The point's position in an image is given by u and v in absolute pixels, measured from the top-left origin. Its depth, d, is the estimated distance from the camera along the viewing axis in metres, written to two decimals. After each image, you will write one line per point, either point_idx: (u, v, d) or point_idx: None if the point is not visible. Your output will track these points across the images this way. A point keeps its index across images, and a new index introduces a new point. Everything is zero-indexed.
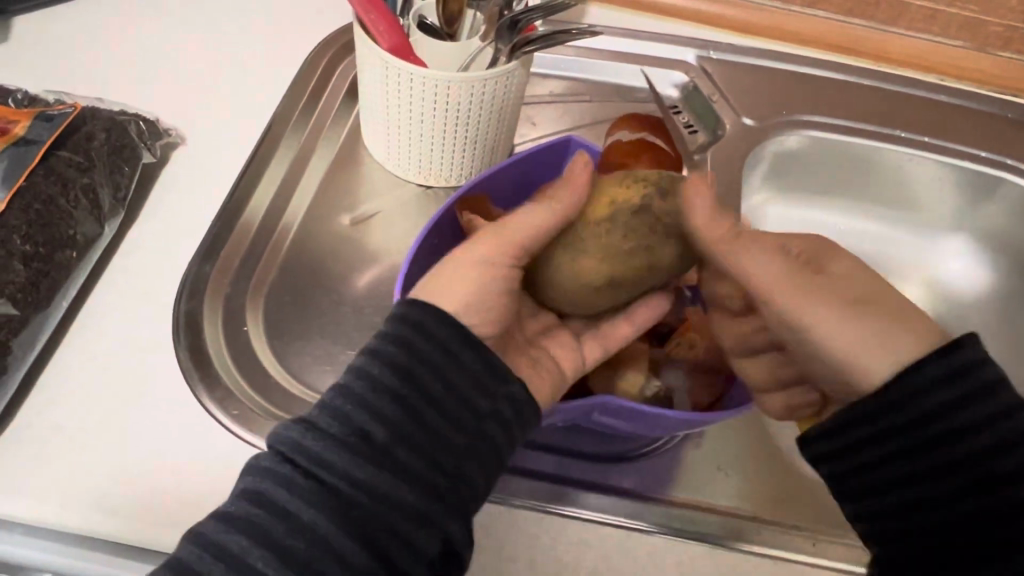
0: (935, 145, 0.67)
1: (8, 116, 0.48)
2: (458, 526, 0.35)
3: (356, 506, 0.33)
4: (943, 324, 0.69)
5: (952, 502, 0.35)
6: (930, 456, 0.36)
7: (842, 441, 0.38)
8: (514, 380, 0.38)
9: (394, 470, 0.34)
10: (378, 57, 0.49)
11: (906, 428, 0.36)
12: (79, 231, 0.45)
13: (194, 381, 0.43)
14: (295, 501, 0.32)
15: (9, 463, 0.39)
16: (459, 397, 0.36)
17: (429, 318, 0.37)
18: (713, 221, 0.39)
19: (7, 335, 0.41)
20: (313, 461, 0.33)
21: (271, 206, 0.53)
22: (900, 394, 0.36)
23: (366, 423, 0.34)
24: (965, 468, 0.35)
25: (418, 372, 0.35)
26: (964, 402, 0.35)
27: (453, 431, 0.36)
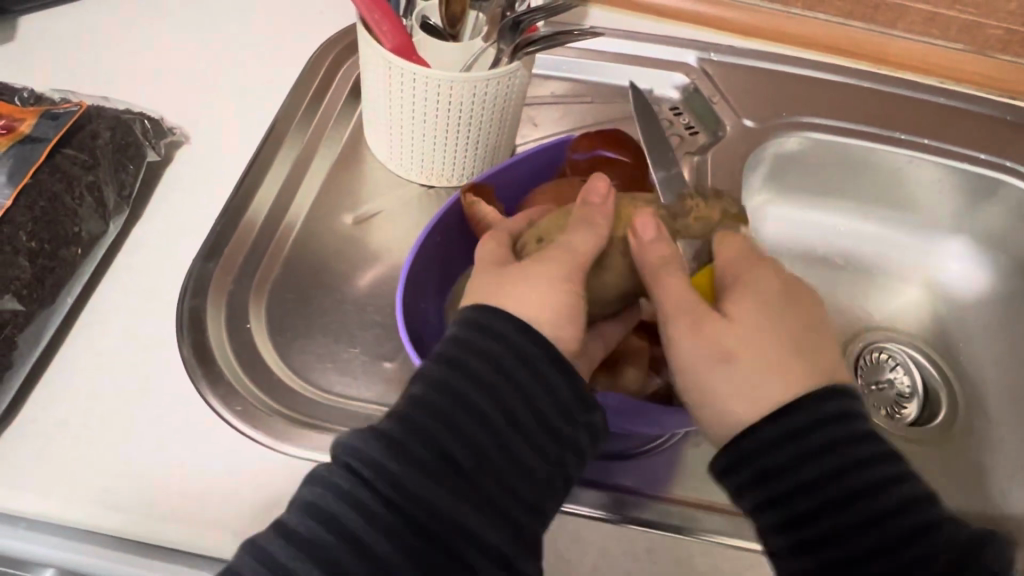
0: (935, 147, 0.67)
1: (15, 115, 0.48)
2: (532, 563, 0.35)
3: (431, 535, 0.33)
4: (941, 328, 0.70)
5: (876, 522, 0.36)
6: (859, 475, 0.36)
7: (777, 462, 0.37)
8: (596, 409, 0.38)
9: (473, 501, 0.34)
10: (382, 57, 0.49)
11: (830, 450, 0.37)
12: (84, 228, 0.46)
13: (198, 378, 0.44)
14: (374, 530, 0.32)
15: (15, 458, 0.40)
16: (541, 425, 0.36)
17: (517, 335, 0.37)
18: (664, 238, 0.39)
19: (12, 331, 0.41)
20: (393, 487, 0.33)
21: (275, 205, 0.54)
22: (816, 416, 0.37)
23: (448, 449, 0.34)
24: (880, 488, 0.36)
25: (501, 395, 0.36)
26: (856, 432, 0.37)
27: (534, 461, 0.36)
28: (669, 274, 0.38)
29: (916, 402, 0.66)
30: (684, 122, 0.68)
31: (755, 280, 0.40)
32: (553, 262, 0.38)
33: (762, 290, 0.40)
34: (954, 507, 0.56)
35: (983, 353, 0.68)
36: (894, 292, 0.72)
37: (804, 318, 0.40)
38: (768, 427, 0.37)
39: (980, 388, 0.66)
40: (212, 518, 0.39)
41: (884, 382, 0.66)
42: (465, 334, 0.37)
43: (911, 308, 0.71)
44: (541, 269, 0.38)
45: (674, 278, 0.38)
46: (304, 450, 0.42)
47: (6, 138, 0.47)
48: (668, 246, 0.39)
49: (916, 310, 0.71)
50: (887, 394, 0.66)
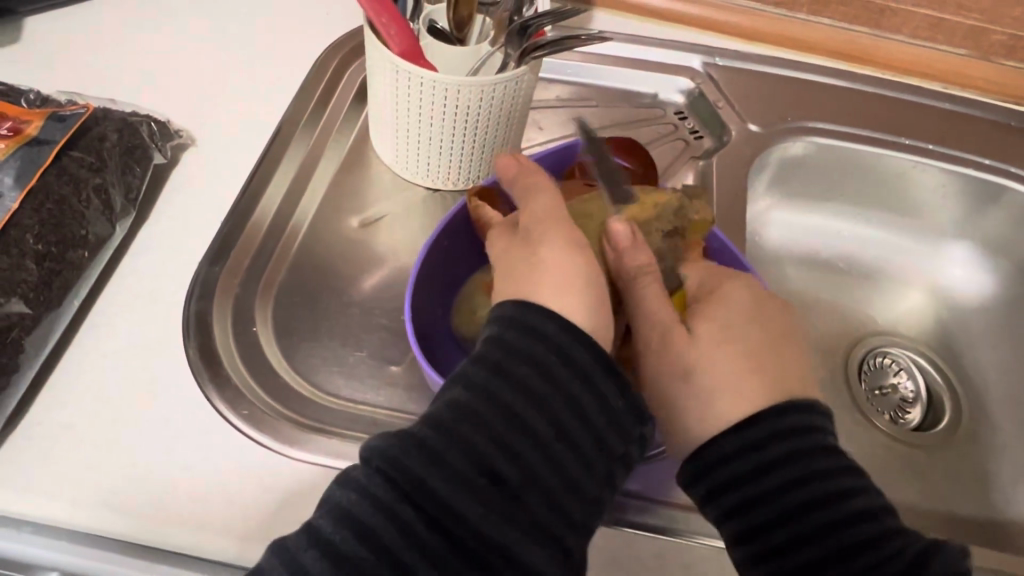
0: (939, 152, 0.68)
1: (21, 116, 0.48)
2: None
3: (475, 554, 0.32)
4: (944, 334, 0.70)
5: (836, 529, 0.36)
6: (814, 490, 0.37)
7: (731, 473, 0.37)
8: (648, 421, 0.38)
9: (519, 519, 0.33)
10: (389, 61, 0.49)
11: (788, 461, 0.37)
12: (91, 230, 0.46)
13: (204, 381, 0.44)
14: (417, 549, 0.32)
15: (21, 461, 0.40)
16: (591, 438, 0.36)
17: (571, 342, 0.37)
18: (637, 245, 0.41)
19: (19, 334, 0.41)
20: (437, 504, 0.32)
21: (281, 207, 0.54)
22: (771, 428, 0.37)
23: (495, 465, 0.34)
24: (839, 497, 0.36)
25: (551, 406, 0.35)
26: (816, 442, 0.38)
27: (583, 476, 0.35)
28: (644, 281, 0.41)
29: (920, 407, 0.66)
30: (689, 126, 0.68)
31: (721, 298, 0.42)
32: (556, 275, 0.39)
33: (732, 305, 0.42)
34: (956, 513, 0.56)
35: (985, 358, 0.68)
36: (897, 296, 0.73)
37: (775, 334, 0.41)
38: (728, 438, 0.38)
39: (981, 393, 0.66)
40: (218, 520, 0.39)
41: (887, 386, 0.66)
42: (516, 337, 0.37)
43: (913, 312, 0.71)
44: (549, 278, 0.39)
45: (646, 289, 0.41)
46: (310, 454, 0.42)
47: (13, 139, 0.46)
48: (644, 252, 0.41)
49: (919, 314, 0.71)
50: (890, 398, 0.66)
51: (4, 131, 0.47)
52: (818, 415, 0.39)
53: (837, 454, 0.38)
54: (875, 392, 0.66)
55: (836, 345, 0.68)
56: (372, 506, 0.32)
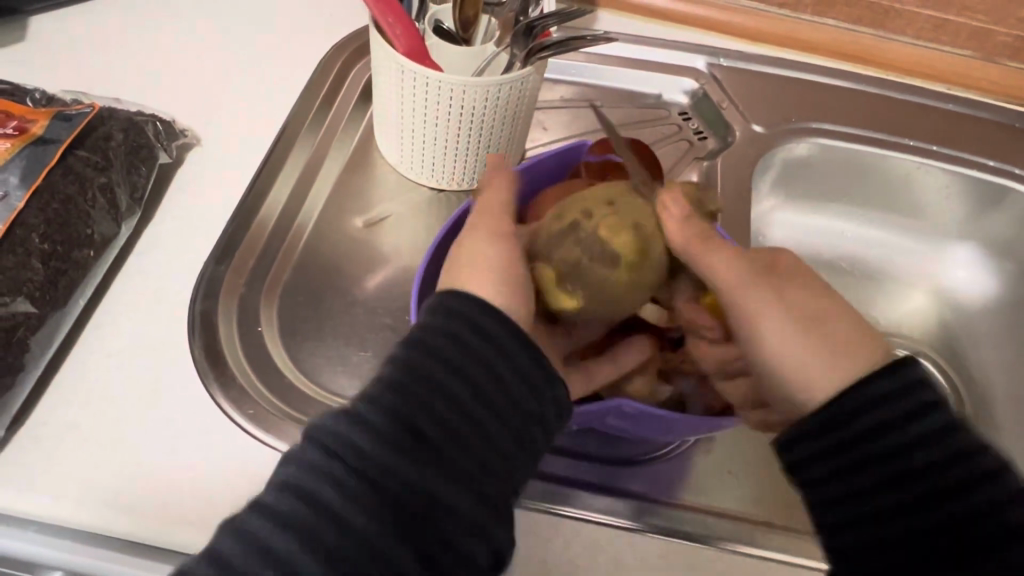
0: (943, 154, 0.67)
1: (26, 115, 0.48)
2: (502, 532, 0.35)
3: (405, 506, 0.33)
4: (946, 335, 0.70)
5: (924, 507, 0.34)
6: (912, 459, 0.35)
7: (813, 443, 0.37)
8: (561, 384, 0.38)
9: (445, 473, 0.34)
10: (394, 60, 0.49)
11: (870, 433, 0.35)
12: (97, 229, 0.46)
13: (209, 381, 0.44)
14: (351, 506, 0.32)
15: (28, 460, 0.40)
16: (507, 398, 0.36)
17: (478, 314, 0.36)
18: (689, 223, 0.37)
19: (25, 333, 0.41)
20: (360, 461, 0.32)
21: (286, 206, 0.54)
22: (856, 399, 0.36)
23: (418, 424, 0.34)
24: (930, 474, 0.34)
25: (467, 370, 0.35)
26: (909, 412, 0.35)
27: (502, 434, 0.35)
28: (719, 259, 0.37)
29: None
30: (694, 126, 0.68)
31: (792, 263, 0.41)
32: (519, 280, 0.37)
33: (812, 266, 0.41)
34: None
35: (990, 359, 0.68)
36: (898, 297, 0.73)
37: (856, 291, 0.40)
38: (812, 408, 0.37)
39: (986, 394, 0.66)
40: (223, 519, 0.39)
41: None
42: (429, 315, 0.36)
43: (915, 314, 0.72)
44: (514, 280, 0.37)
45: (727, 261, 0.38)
46: None
47: (18, 139, 0.46)
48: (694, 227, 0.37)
49: (921, 316, 0.72)
50: None
51: (10, 130, 0.47)
52: (926, 374, 0.36)
53: (946, 415, 0.35)
54: None
55: None
56: (305, 472, 0.32)
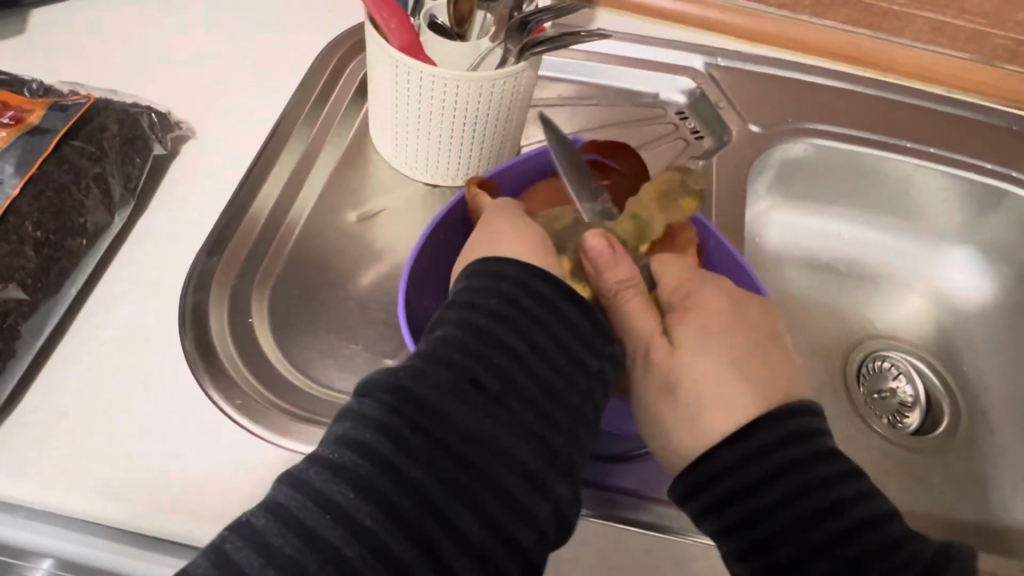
0: (942, 156, 0.67)
1: (23, 106, 0.48)
2: (567, 491, 0.35)
3: (463, 458, 0.33)
4: (943, 338, 0.70)
5: (822, 553, 0.35)
6: (782, 518, 0.36)
7: (724, 490, 0.37)
8: (616, 342, 0.40)
9: (505, 421, 0.34)
10: (388, 54, 0.49)
11: (769, 480, 0.37)
12: (90, 219, 0.46)
13: (200, 373, 0.44)
14: (407, 455, 0.32)
15: (19, 447, 0.40)
16: (563, 351, 0.37)
17: (529, 277, 0.39)
18: (618, 259, 0.41)
19: (17, 320, 0.41)
20: (420, 411, 0.33)
21: (280, 200, 0.54)
22: (755, 445, 0.37)
23: (476, 374, 0.35)
24: (823, 520, 0.36)
25: (522, 325, 0.37)
26: (802, 460, 0.37)
27: (560, 388, 0.36)
28: (631, 299, 0.41)
29: (918, 412, 0.65)
30: (690, 126, 0.68)
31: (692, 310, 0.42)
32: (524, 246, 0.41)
33: (704, 317, 0.41)
34: (953, 519, 0.56)
35: (984, 362, 0.68)
36: (896, 299, 0.72)
37: (746, 349, 0.41)
38: (720, 453, 0.38)
39: (981, 397, 0.66)
40: (209, 509, 0.39)
41: (886, 390, 0.66)
42: (482, 281, 0.39)
43: (912, 316, 0.71)
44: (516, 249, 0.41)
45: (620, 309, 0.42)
46: (302, 445, 0.42)
47: (14, 128, 0.47)
48: (624, 266, 0.41)
49: (917, 319, 0.71)
50: (889, 402, 0.65)
51: (6, 120, 0.47)
52: (782, 434, 0.37)
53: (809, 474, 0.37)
54: (874, 396, 0.65)
55: (834, 348, 0.67)
56: (362, 426, 0.33)
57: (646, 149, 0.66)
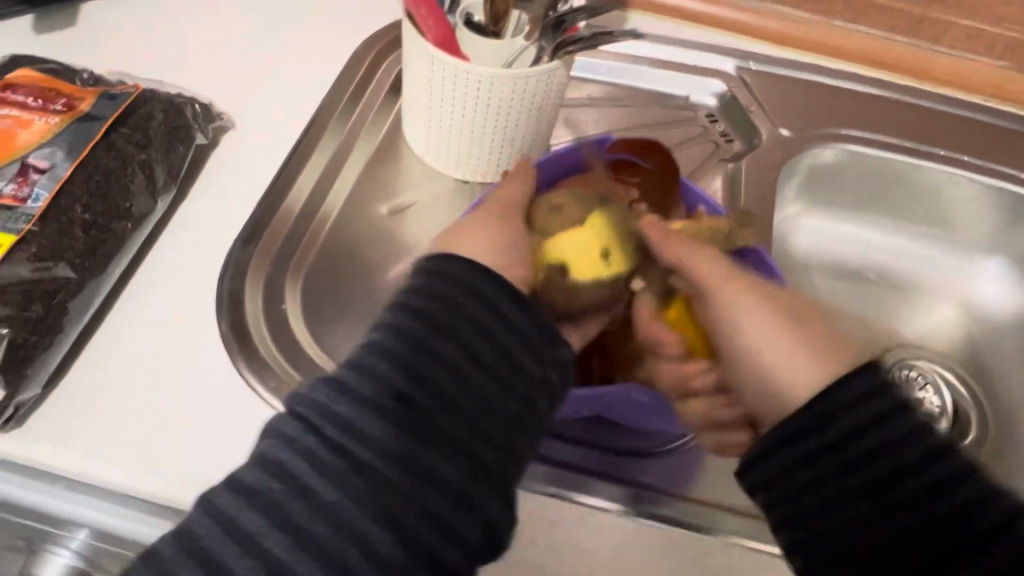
0: (975, 165, 0.66)
1: (74, 94, 0.50)
2: (497, 507, 0.36)
3: (386, 480, 0.34)
4: (976, 348, 0.70)
5: (882, 520, 0.35)
6: (833, 490, 0.36)
7: (780, 460, 0.37)
8: (562, 345, 0.40)
9: (429, 436, 0.35)
10: (424, 50, 0.50)
11: (828, 449, 0.36)
12: (134, 204, 0.47)
13: (235, 356, 0.45)
14: (322, 476, 0.34)
15: (63, 420, 0.41)
16: (503, 358, 0.38)
17: (473, 277, 0.39)
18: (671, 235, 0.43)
19: (65, 297, 0.43)
20: (342, 432, 0.35)
21: (313, 192, 0.55)
22: (817, 410, 0.37)
23: (403, 389, 0.36)
24: (883, 488, 0.35)
25: (460, 332, 0.37)
26: (865, 425, 0.36)
27: (498, 398, 0.37)
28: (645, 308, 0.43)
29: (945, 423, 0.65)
30: (720, 129, 0.68)
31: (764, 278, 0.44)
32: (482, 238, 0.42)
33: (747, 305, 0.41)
34: None
35: (1014, 374, 0.67)
36: (928, 309, 0.72)
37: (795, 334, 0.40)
38: (785, 422, 0.38)
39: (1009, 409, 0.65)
40: None
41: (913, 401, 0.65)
42: (424, 280, 0.39)
43: (944, 324, 0.72)
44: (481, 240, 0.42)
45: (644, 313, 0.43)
46: None
47: (66, 115, 0.48)
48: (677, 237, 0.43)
49: (950, 329, 0.71)
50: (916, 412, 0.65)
51: (59, 107, 0.49)
52: (857, 395, 0.37)
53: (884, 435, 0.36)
54: None
55: None
56: (281, 445, 0.35)
57: (674, 151, 0.66)
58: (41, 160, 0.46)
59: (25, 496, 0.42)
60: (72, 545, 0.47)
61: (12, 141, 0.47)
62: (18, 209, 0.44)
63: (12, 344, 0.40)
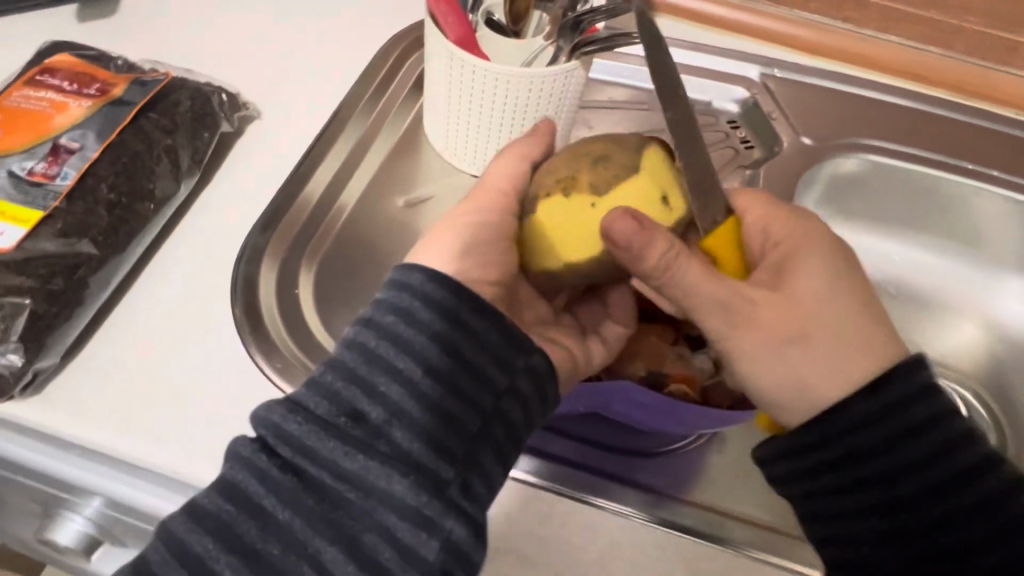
0: (1005, 180, 0.65)
1: (108, 79, 0.52)
2: (458, 523, 0.36)
3: (340, 496, 0.36)
4: (999, 370, 0.68)
5: (902, 502, 0.39)
6: (867, 466, 0.40)
7: (826, 437, 0.40)
8: (534, 353, 0.41)
9: (383, 452, 0.36)
10: (444, 47, 0.51)
11: (866, 430, 0.40)
12: (158, 186, 0.49)
13: (246, 338, 0.46)
14: (274, 494, 0.36)
15: (80, 389, 0.43)
16: (466, 370, 0.39)
17: (432, 287, 0.40)
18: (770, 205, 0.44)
19: (86, 272, 0.44)
20: (294, 450, 0.37)
21: (332, 182, 0.56)
22: (865, 402, 0.40)
23: (358, 407, 0.37)
24: (909, 473, 0.39)
25: (417, 345, 0.38)
26: (902, 409, 0.40)
27: (459, 410, 0.38)
28: (684, 262, 0.38)
29: None
30: (741, 135, 0.68)
31: (838, 252, 0.43)
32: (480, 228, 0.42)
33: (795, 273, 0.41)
34: None
35: None
36: (951, 327, 0.71)
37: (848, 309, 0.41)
38: (840, 408, 0.40)
39: None
40: None
41: None
42: (384, 293, 0.40)
43: (964, 345, 0.70)
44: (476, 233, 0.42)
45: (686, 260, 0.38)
46: None
47: (99, 99, 0.50)
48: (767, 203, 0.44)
49: (972, 349, 0.69)
50: None
51: (93, 91, 0.51)
52: (902, 390, 0.40)
53: (907, 414, 0.40)
54: None
55: None
56: (239, 466, 0.37)
57: None
58: (71, 141, 0.48)
59: (42, 461, 0.45)
60: (86, 512, 0.48)
61: (48, 123, 0.49)
62: (47, 186, 0.46)
63: (34, 315, 0.42)
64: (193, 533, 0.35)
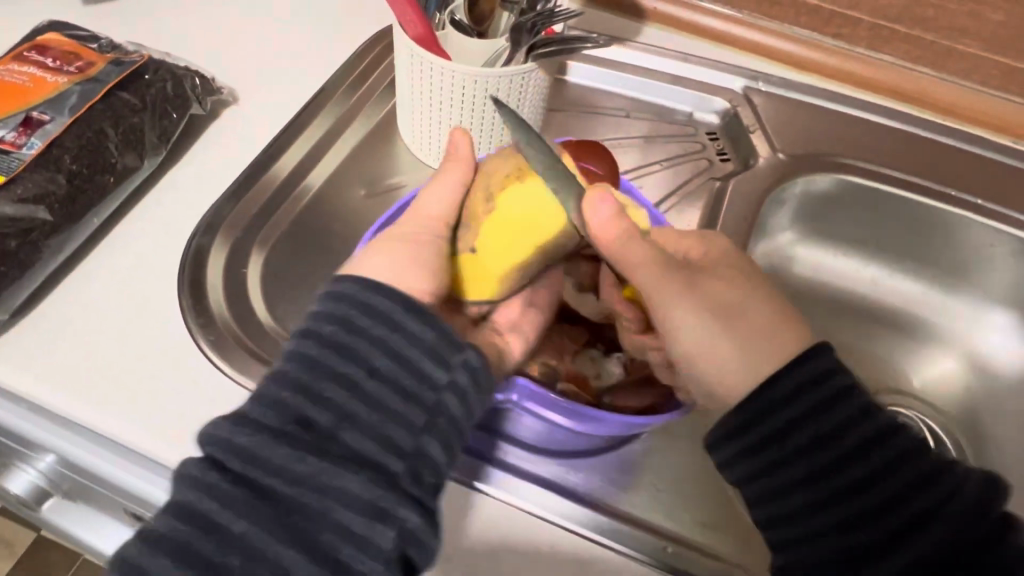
0: (992, 210, 0.62)
1: (88, 58, 0.55)
2: (412, 512, 0.36)
3: (293, 501, 0.36)
4: (975, 403, 0.65)
5: (811, 485, 0.38)
6: (779, 452, 0.39)
7: (739, 425, 0.40)
8: (467, 349, 0.41)
9: (333, 452, 0.37)
10: (404, 44, 0.53)
11: (771, 415, 0.39)
12: (121, 161, 0.52)
13: (185, 309, 0.48)
14: (227, 506, 0.35)
15: (25, 346, 0.46)
16: (408, 370, 0.39)
17: (370, 294, 0.40)
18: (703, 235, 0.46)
19: (39, 236, 0.47)
20: (242, 463, 0.36)
21: (296, 168, 0.58)
22: (771, 389, 0.40)
23: (305, 413, 0.37)
24: (814, 454, 0.38)
25: (355, 349, 0.39)
26: (803, 391, 0.39)
27: (401, 408, 0.38)
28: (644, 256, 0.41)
29: None
30: (718, 147, 0.67)
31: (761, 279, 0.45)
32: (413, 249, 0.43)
33: (728, 268, 0.44)
34: None
35: (1010, 437, 0.62)
36: (931, 355, 0.68)
37: (772, 305, 0.44)
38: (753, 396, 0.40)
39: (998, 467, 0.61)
40: (162, 427, 0.44)
41: None
42: (324, 306, 0.40)
43: (944, 376, 0.67)
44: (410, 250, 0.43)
45: (642, 241, 0.41)
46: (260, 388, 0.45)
47: (76, 75, 0.54)
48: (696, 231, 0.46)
49: (951, 382, 0.67)
50: None
51: (72, 69, 0.54)
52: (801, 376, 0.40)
53: (809, 396, 0.39)
54: None
55: None
56: (189, 488, 0.37)
57: (664, 164, 0.66)
58: (43, 114, 0.51)
59: None
60: (39, 467, 0.51)
61: (25, 94, 0.52)
62: (14, 153, 0.49)
63: None
64: (148, 557, 0.35)
